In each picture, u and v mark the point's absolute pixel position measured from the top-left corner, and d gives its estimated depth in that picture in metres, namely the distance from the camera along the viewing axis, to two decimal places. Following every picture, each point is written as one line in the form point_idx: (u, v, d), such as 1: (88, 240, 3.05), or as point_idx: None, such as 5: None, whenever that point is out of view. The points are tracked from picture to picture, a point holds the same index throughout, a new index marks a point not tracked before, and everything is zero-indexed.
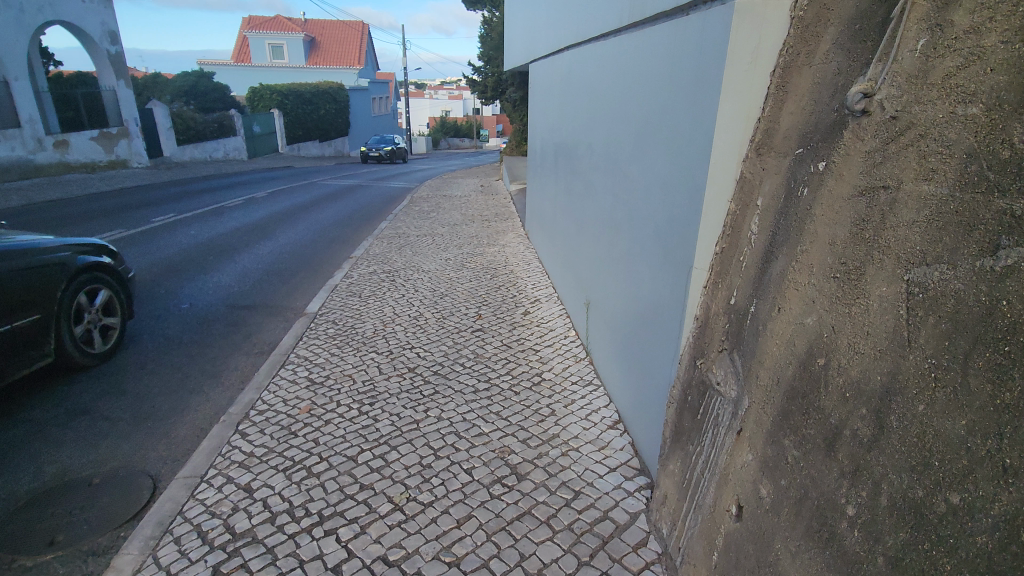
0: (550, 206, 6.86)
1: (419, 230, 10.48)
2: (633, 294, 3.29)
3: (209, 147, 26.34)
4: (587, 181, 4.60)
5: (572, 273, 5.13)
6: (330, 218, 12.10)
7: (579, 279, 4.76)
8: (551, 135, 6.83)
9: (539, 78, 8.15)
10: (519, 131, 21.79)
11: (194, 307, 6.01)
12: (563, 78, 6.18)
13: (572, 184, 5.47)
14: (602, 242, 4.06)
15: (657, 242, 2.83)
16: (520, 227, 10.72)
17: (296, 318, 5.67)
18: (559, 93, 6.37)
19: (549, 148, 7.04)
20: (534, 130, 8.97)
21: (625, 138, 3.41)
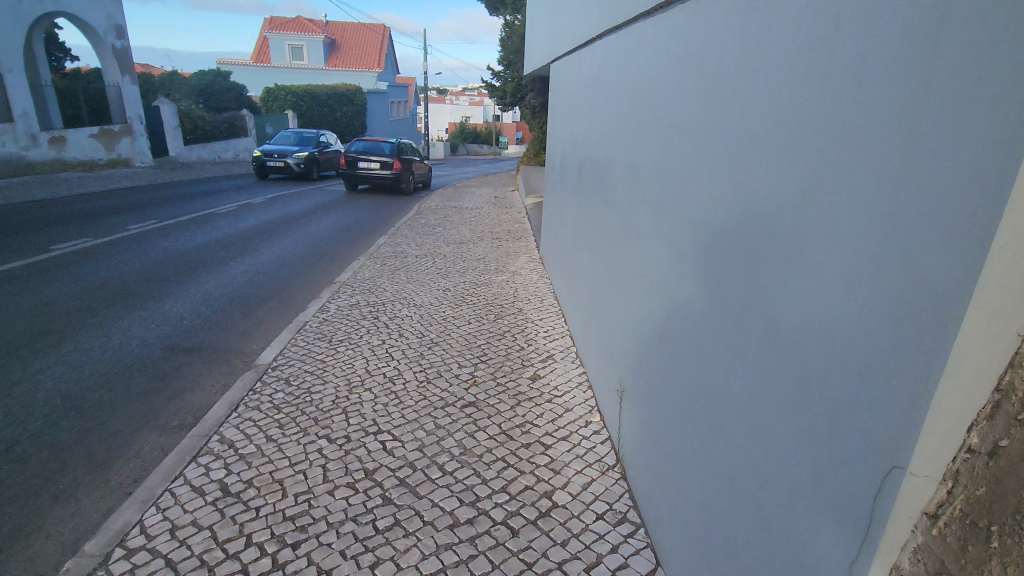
0: (570, 237, 5.59)
1: (420, 248, 9.31)
2: (708, 416, 2.02)
3: (219, 147, 25.56)
4: (628, 218, 3.33)
5: (599, 336, 3.84)
6: (326, 231, 10.93)
7: (610, 349, 3.49)
8: (576, 149, 5.57)
9: (563, 84, 6.88)
10: (539, 141, 20.55)
11: (125, 345, 4.88)
12: (592, 81, 4.90)
13: (602, 217, 4.19)
14: (651, 311, 2.78)
15: (775, 363, 1.58)
16: (535, 249, 9.47)
17: (244, 371, 4.48)
18: (587, 99, 5.10)
19: (572, 165, 5.76)
20: (553, 143, 7.71)
21: (710, 164, 2.12)
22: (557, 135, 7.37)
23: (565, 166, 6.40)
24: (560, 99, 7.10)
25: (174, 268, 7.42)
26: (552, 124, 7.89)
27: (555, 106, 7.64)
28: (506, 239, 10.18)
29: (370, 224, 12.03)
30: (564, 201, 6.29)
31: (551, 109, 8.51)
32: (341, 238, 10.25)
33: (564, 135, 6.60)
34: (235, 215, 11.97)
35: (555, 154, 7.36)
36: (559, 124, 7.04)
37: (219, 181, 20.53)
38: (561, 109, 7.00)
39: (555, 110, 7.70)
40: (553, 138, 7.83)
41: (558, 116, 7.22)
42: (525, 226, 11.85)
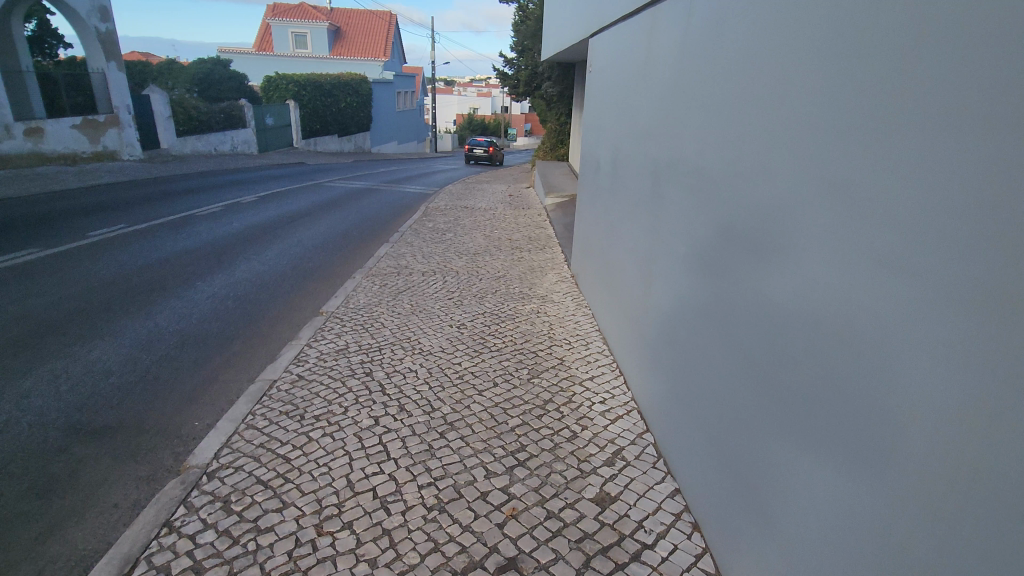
0: (637, 272, 4.09)
1: (428, 260, 7.95)
2: None
3: (215, 139, 24.19)
4: (818, 294, 1.87)
5: (736, 469, 2.39)
6: (318, 237, 9.46)
7: (786, 519, 2.04)
8: (646, 154, 4.05)
9: (614, 65, 5.30)
10: (556, 133, 18.90)
11: (24, 416, 3.57)
12: (681, 60, 3.38)
13: (716, 262, 2.71)
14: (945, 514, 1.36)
15: None
16: (563, 261, 8.07)
17: (179, 469, 3.12)
18: (670, 84, 3.57)
19: (639, 174, 4.25)
20: (594, 141, 6.17)
21: None
22: (601, 131, 5.83)
23: (620, 174, 4.89)
24: (609, 83, 5.52)
25: (125, 291, 6.05)
26: (593, 115, 6.34)
27: (599, 94, 6.06)
28: (527, 250, 8.68)
29: (369, 228, 10.56)
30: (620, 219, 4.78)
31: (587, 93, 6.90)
32: (335, 247, 8.80)
33: (617, 131, 5.08)
34: (218, 217, 10.56)
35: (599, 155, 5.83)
36: (609, 118, 5.50)
37: (213, 176, 19.11)
38: (610, 99, 5.46)
39: (598, 98, 6.13)
40: (592, 134, 6.28)
41: (605, 105, 5.66)
42: (548, 231, 10.33)
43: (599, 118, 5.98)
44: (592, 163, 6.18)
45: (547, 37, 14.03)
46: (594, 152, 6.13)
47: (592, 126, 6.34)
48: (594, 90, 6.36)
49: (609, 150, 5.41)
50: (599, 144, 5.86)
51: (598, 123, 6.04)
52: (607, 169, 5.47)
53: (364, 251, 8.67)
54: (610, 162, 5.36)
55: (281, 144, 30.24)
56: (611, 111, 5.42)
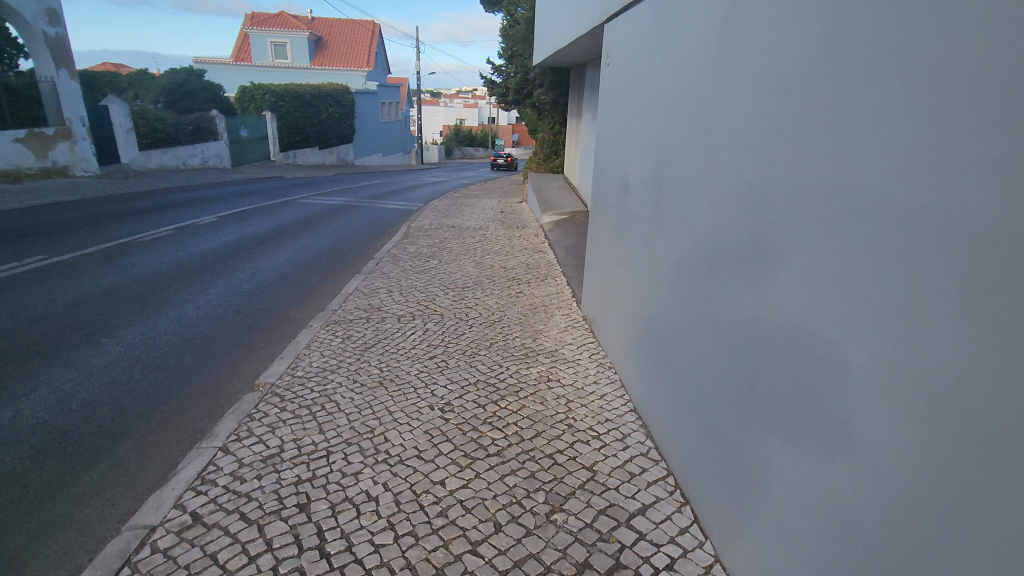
0: (716, 349, 2.77)
1: (406, 298, 6.62)
2: None
3: (183, 153, 22.67)
4: None
5: None
6: (277, 267, 8.03)
7: None
8: (723, 178, 2.74)
9: (649, 56, 4.01)
10: (549, 143, 17.60)
11: None
12: (811, 30, 2.07)
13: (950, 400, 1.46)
14: None
15: None
16: (568, 295, 6.78)
17: None
18: (779, 73, 2.28)
19: (703, 208, 2.96)
20: (616, 156, 4.86)
21: None
22: (628, 145, 4.53)
23: (667, 201, 3.58)
24: (640, 81, 4.23)
25: (3, 354, 4.62)
26: (613, 125, 5.05)
27: (622, 96, 4.76)
28: (526, 283, 7.33)
29: (339, 254, 9.14)
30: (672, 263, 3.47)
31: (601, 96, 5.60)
32: (296, 281, 7.39)
33: (658, 144, 3.76)
34: (164, 243, 9.10)
35: (626, 176, 4.52)
36: (640, 127, 4.19)
37: (177, 192, 17.64)
38: (642, 103, 4.17)
39: (620, 103, 4.83)
40: (613, 148, 4.98)
41: (634, 111, 4.36)
42: (547, 257, 8.98)
43: (624, 127, 4.68)
44: (615, 186, 4.87)
45: (542, 39, 12.79)
46: (616, 170, 4.82)
47: (612, 139, 5.04)
48: (614, 93, 5.06)
49: (643, 168, 4.11)
50: (625, 163, 4.55)
51: (621, 133, 4.73)
52: (639, 196, 4.15)
53: (331, 286, 7.28)
54: (646, 184, 4.05)
55: (257, 157, 28.74)
56: (643, 118, 4.12)
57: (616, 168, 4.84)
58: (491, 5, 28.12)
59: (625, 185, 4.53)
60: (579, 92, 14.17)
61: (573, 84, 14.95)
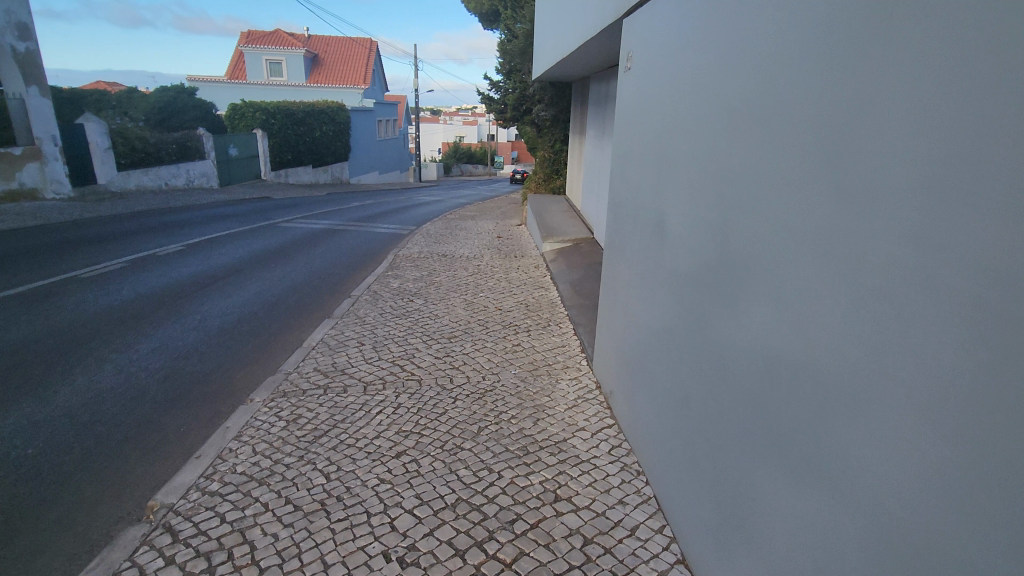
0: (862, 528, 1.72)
1: (383, 352, 5.56)
2: None
3: (166, 172, 21.71)
4: None
5: None
6: (233, 311, 6.93)
7: None
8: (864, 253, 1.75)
9: (700, 66, 2.98)
10: (548, 161, 16.64)
11: None
12: None
13: None
14: None
15: None
16: (576, 348, 5.76)
17: None
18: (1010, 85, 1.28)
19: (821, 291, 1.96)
20: (643, 193, 3.82)
21: None
22: (662, 182, 3.48)
23: (738, 266, 2.55)
24: (683, 98, 3.19)
25: None
26: (637, 153, 4.01)
27: (652, 118, 3.72)
28: (523, 332, 6.22)
29: (311, 292, 8.03)
30: (751, 356, 2.40)
31: (617, 117, 4.56)
32: (253, 330, 6.29)
33: (723, 185, 2.71)
34: (110, 281, 7.98)
35: (661, 221, 3.47)
36: (685, 160, 3.15)
37: (153, 215, 16.60)
38: (687, 127, 3.13)
39: (648, 126, 3.80)
40: (638, 181, 3.94)
41: (674, 137, 3.32)
42: (548, 293, 7.92)
43: (655, 157, 3.64)
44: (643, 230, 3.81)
45: (543, 51, 11.85)
46: (645, 210, 3.77)
47: (637, 170, 4.00)
48: (638, 113, 4.03)
49: (691, 213, 3.06)
50: (660, 203, 3.51)
51: (652, 164, 3.69)
52: (686, 250, 3.09)
53: (294, 336, 6.18)
54: (695, 235, 3.02)
55: (246, 177, 27.77)
56: (691, 148, 3.08)
57: (644, 207, 3.79)
58: (488, 23, 27.64)
59: (659, 231, 3.48)
60: (582, 108, 13.16)
61: (574, 100, 13.96)
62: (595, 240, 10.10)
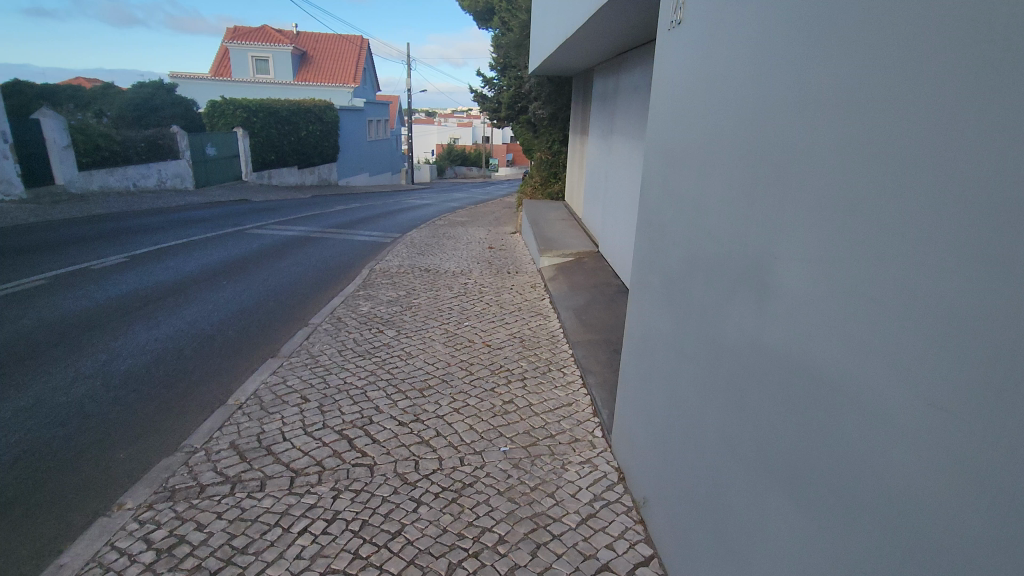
0: None
1: (332, 413, 4.21)
2: None
3: (135, 173, 20.34)
4: None
5: None
6: (156, 346, 5.59)
7: None
8: None
9: (835, 2, 1.67)
10: (546, 163, 15.27)
11: None
12: None
13: None
14: None
15: None
16: (587, 405, 4.43)
17: None
18: None
19: None
20: (702, 214, 2.50)
21: None
22: (743, 200, 2.17)
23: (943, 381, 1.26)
24: (793, 62, 1.87)
25: None
26: (689, 154, 2.69)
27: (718, 100, 2.41)
28: (518, 382, 4.85)
29: (261, 319, 6.68)
30: None
31: (651, 104, 3.24)
32: (172, 376, 4.95)
33: (898, 217, 1.41)
34: (16, 305, 6.60)
35: (742, 263, 2.15)
36: (795, 167, 1.84)
37: (114, 220, 15.22)
38: (803, 111, 1.81)
39: (709, 113, 2.47)
40: (691, 197, 2.63)
41: (769, 127, 2.00)
42: (548, 322, 6.57)
43: (726, 160, 2.32)
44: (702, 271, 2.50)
45: (542, 38, 10.54)
46: (707, 242, 2.45)
47: (687, 181, 2.69)
48: (690, 96, 2.70)
49: (808, 259, 1.76)
50: (738, 235, 2.19)
51: (719, 172, 2.37)
52: (800, 324, 1.78)
53: (224, 386, 4.83)
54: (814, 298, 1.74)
55: (225, 178, 26.31)
56: (810, 147, 1.77)
57: (706, 238, 2.47)
58: (482, 21, 26.40)
59: (738, 280, 2.17)
60: (583, 103, 11.83)
61: (576, 97, 12.60)
62: (601, 255, 8.77)
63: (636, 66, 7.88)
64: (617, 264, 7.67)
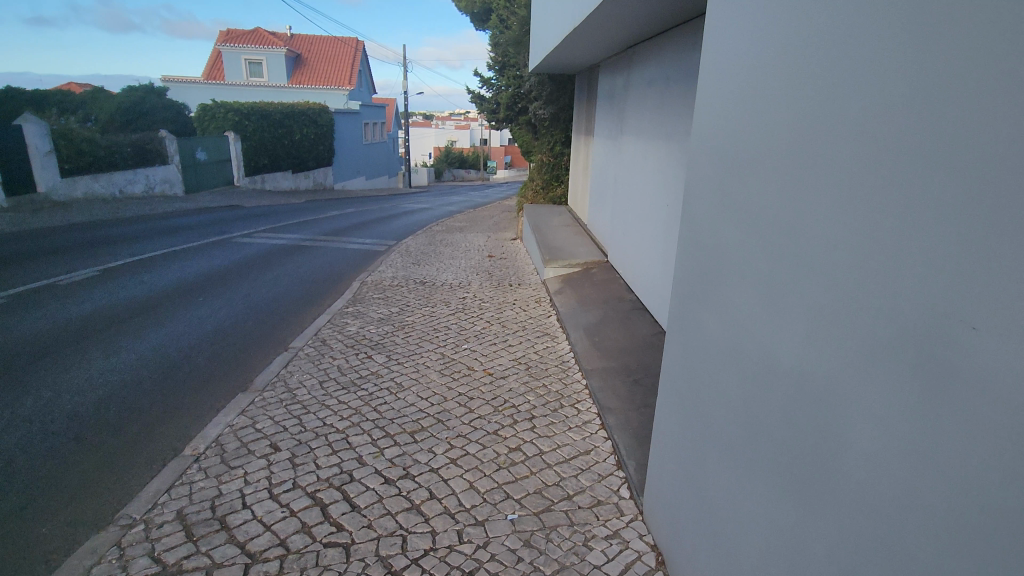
0: None
1: (308, 467, 3.55)
2: None
3: (121, 179, 19.63)
4: None
5: None
6: (113, 378, 4.92)
7: None
8: None
9: None
10: (546, 165, 14.61)
11: None
12: None
13: None
14: None
15: None
16: (609, 452, 3.76)
17: None
18: None
19: None
20: (791, 246, 1.84)
21: None
22: (874, 229, 1.49)
23: None
24: (981, 31, 1.19)
25: None
26: (760, 163, 2.03)
27: (814, 89, 1.74)
28: (525, 422, 4.17)
29: (236, 343, 6.02)
30: None
31: (698, 98, 2.56)
32: (127, 418, 4.28)
33: None
34: None
35: (872, 322, 1.49)
36: (984, 190, 1.18)
37: (95, 227, 14.52)
38: (1014, 99, 1.12)
39: (798, 110, 1.81)
40: (770, 221, 1.97)
41: (927, 130, 1.32)
42: (556, 343, 5.91)
43: (832, 172, 1.65)
44: (790, 320, 1.84)
45: (544, 32, 9.88)
46: (802, 284, 1.79)
47: (759, 199, 2.03)
48: (762, 85, 2.04)
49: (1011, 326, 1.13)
50: (864, 281, 1.52)
51: (821, 190, 1.70)
52: (1022, 444, 1.11)
53: (184, 430, 4.17)
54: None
55: (217, 183, 25.61)
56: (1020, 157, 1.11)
57: (798, 278, 1.81)
58: (480, 23, 25.82)
59: (872, 349, 1.50)
60: (588, 102, 11.18)
61: (581, 96, 11.93)
62: (610, 265, 8.12)
63: (645, 62, 7.21)
64: (630, 276, 7.02)
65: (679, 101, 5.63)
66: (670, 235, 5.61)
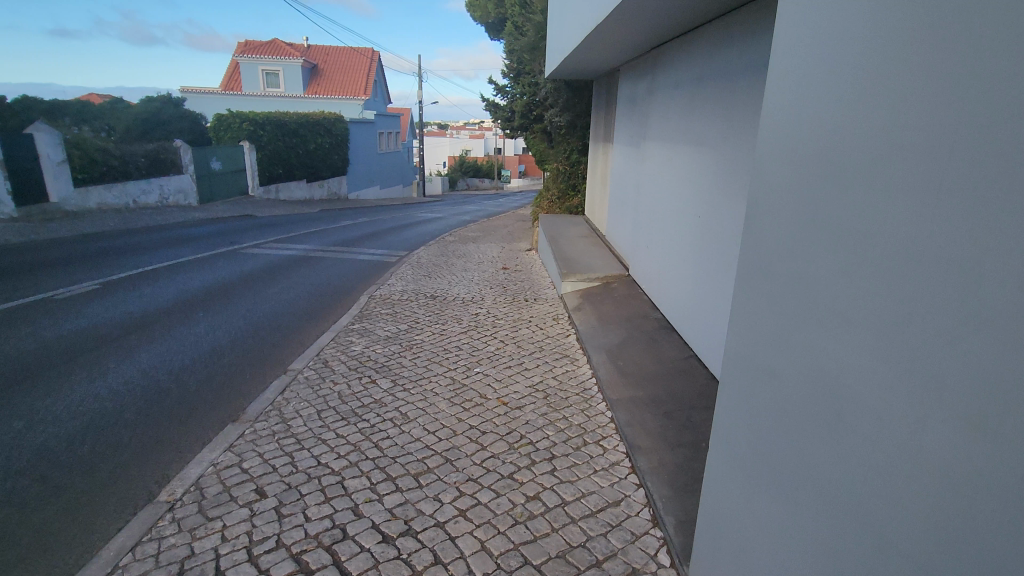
0: None
1: (294, 520, 3.10)
2: None
3: (134, 189, 19.58)
4: None
5: None
6: (95, 407, 4.54)
7: None
8: None
9: None
10: (562, 174, 14.15)
11: None
12: None
13: None
14: None
15: None
16: (641, 503, 3.27)
17: None
18: None
19: None
20: (925, 283, 1.35)
21: None
22: None
23: None
24: None
25: None
26: (867, 169, 1.55)
27: (963, 72, 1.25)
28: (544, 463, 3.68)
29: (232, 365, 5.61)
30: None
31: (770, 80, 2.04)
32: (104, 453, 3.89)
33: None
34: None
35: None
36: None
37: (105, 238, 14.38)
38: None
39: (933, 101, 1.33)
40: (886, 246, 1.48)
41: None
42: (576, 367, 5.42)
43: (998, 183, 1.18)
44: (926, 383, 1.35)
45: (560, 35, 9.48)
46: (946, 337, 1.30)
47: (864, 216, 1.55)
48: (870, 70, 1.54)
49: None
50: None
51: (977, 208, 1.23)
52: None
53: (167, 468, 3.77)
54: None
55: (231, 192, 25.58)
56: None
57: (940, 327, 1.32)
58: (495, 33, 25.69)
59: None
60: (606, 107, 10.73)
61: (598, 101, 11.45)
62: (632, 279, 7.63)
63: (668, 63, 6.73)
64: (655, 292, 6.52)
65: (710, 103, 5.13)
66: (702, 249, 5.08)
